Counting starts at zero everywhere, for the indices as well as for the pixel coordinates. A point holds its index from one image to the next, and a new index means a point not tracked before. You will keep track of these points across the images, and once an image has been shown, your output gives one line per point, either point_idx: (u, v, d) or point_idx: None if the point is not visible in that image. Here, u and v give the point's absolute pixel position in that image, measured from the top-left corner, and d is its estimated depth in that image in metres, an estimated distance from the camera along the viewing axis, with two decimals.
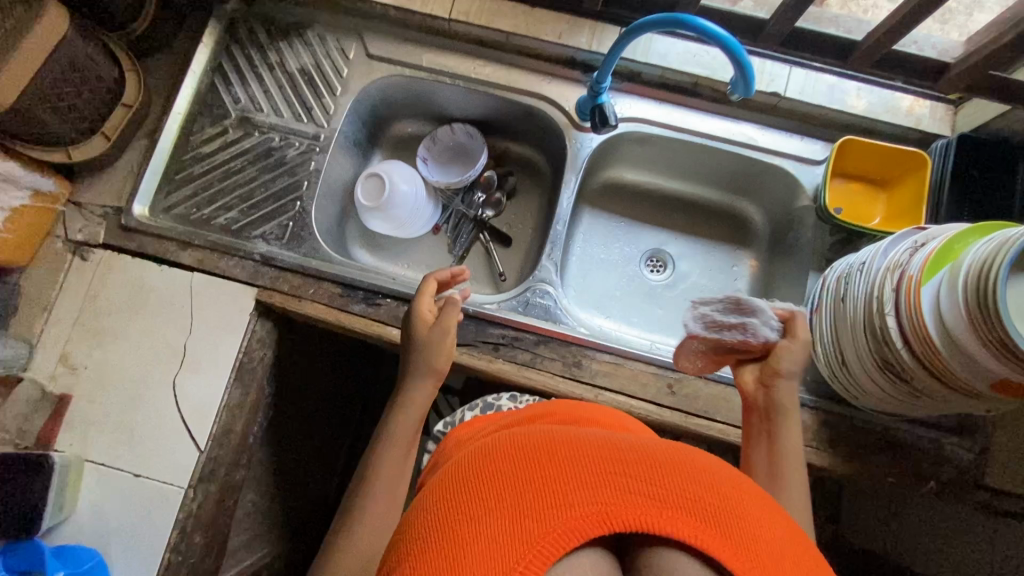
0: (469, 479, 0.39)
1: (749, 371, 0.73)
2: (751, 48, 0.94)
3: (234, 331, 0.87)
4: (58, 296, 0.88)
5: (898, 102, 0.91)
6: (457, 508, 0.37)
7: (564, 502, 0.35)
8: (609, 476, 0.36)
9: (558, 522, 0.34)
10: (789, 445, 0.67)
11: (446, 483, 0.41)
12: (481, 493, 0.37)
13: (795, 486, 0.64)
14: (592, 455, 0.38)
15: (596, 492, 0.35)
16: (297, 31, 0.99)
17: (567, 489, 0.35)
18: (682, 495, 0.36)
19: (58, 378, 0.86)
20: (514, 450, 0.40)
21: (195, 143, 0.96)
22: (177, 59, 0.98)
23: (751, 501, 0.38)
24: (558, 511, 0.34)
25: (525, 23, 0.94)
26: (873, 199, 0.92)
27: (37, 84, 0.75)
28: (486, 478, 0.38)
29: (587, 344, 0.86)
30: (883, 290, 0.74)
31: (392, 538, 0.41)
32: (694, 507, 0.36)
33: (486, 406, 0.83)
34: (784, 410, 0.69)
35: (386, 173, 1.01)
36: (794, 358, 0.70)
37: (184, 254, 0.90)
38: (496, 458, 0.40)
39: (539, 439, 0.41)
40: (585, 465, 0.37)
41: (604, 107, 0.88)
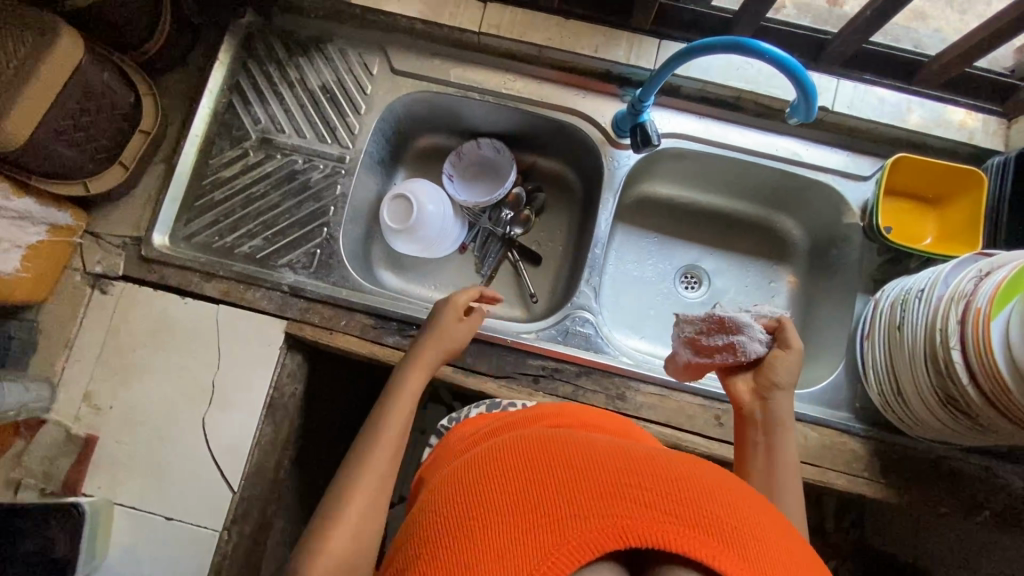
0: (484, 481, 0.40)
1: (744, 379, 0.71)
2: (809, 67, 0.89)
3: (264, 366, 0.84)
4: (79, 332, 0.85)
5: (949, 115, 0.87)
6: (472, 510, 0.38)
7: (580, 513, 0.35)
8: (624, 488, 0.36)
9: (573, 531, 0.34)
10: (785, 456, 0.64)
11: (461, 482, 0.42)
12: (497, 500, 0.38)
13: (789, 494, 0.61)
14: (610, 468, 0.38)
15: (612, 504, 0.35)
16: (317, 45, 0.94)
17: (582, 499, 0.35)
18: (701, 513, 0.35)
19: (82, 418, 0.83)
20: (529, 454, 0.41)
21: (214, 167, 0.91)
22: (193, 78, 0.93)
23: (772, 527, 0.37)
24: (572, 520, 0.34)
25: (559, 35, 0.90)
26: (923, 217, 0.89)
27: (52, 117, 0.71)
28: (502, 480, 0.39)
29: (631, 376, 0.83)
30: (947, 322, 0.70)
31: (408, 537, 0.42)
32: (713, 526, 0.35)
33: (494, 404, 0.77)
34: (777, 418, 0.66)
35: (411, 192, 0.97)
36: (790, 370, 0.68)
37: (208, 286, 0.87)
38: (512, 462, 0.41)
39: (554, 447, 0.42)
40: (601, 476, 0.37)
41: (646, 126, 0.83)
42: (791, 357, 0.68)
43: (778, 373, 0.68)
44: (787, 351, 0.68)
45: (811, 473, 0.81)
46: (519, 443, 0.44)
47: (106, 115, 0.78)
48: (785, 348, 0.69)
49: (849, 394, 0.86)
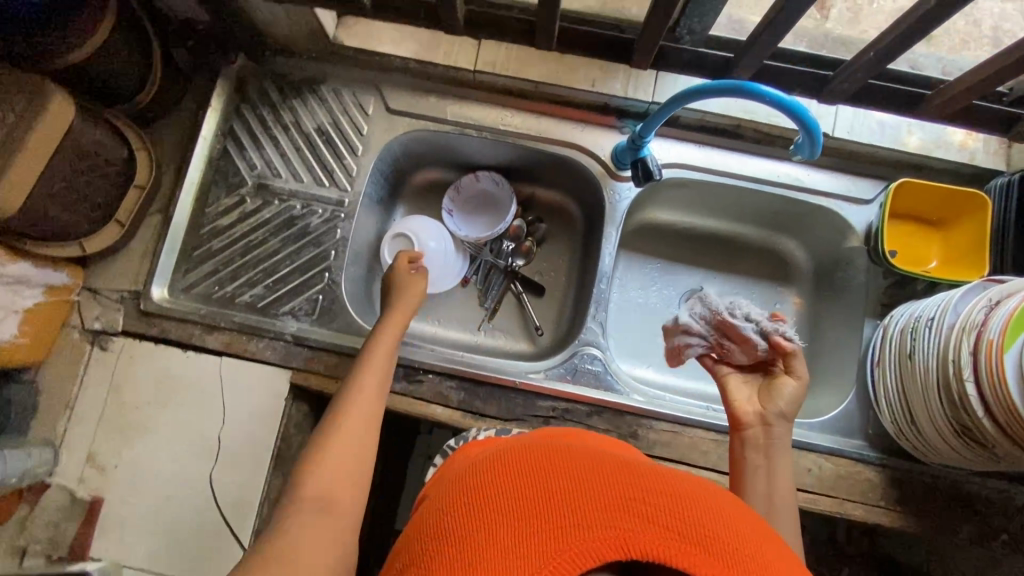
0: (487, 484, 0.41)
1: (745, 395, 0.67)
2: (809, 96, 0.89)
3: (270, 418, 0.82)
4: (80, 391, 0.83)
5: (949, 137, 0.88)
6: (474, 511, 0.39)
7: (583, 521, 0.35)
8: (628, 501, 0.37)
9: (576, 539, 0.35)
10: (781, 492, 0.61)
11: (465, 482, 0.44)
12: (501, 503, 0.39)
13: (786, 522, 0.60)
14: (615, 480, 0.39)
15: (613, 516, 0.36)
16: (311, 86, 0.93)
17: (585, 508, 0.36)
18: (703, 531, 0.36)
19: (87, 480, 0.81)
20: (534, 460, 0.42)
21: (211, 216, 0.90)
22: (186, 125, 0.92)
23: (772, 549, 0.38)
24: (575, 528, 0.35)
25: (556, 70, 0.89)
26: (927, 240, 0.89)
27: (45, 182, 0.70)
28: (505, 484, 0.40)
29: (643, 413, 0.82)
30: (960, 353, 0.70)
31: (410, 535, 0.43)
32: (714, 546, 0.35)
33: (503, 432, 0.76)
34: (778, 443, 0.64)
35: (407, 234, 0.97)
36: (794, 399, 0.65)
37: (209, 338, 0.85)
38: (516, 465, 0.42)
39: (554, 452, 0.43)
40: (605, 487, 0.38)
41: (646, 161, 0.82)
42: (797, 388, 0.65)
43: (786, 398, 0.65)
44: (794, 379, 0.65)
45: (828, 504, 0.81)
46: (522, 448, 0.45)
47: (100, 173, 0.77)
48: (792, 378, 0.66)
49: (862, 422, 0.86)
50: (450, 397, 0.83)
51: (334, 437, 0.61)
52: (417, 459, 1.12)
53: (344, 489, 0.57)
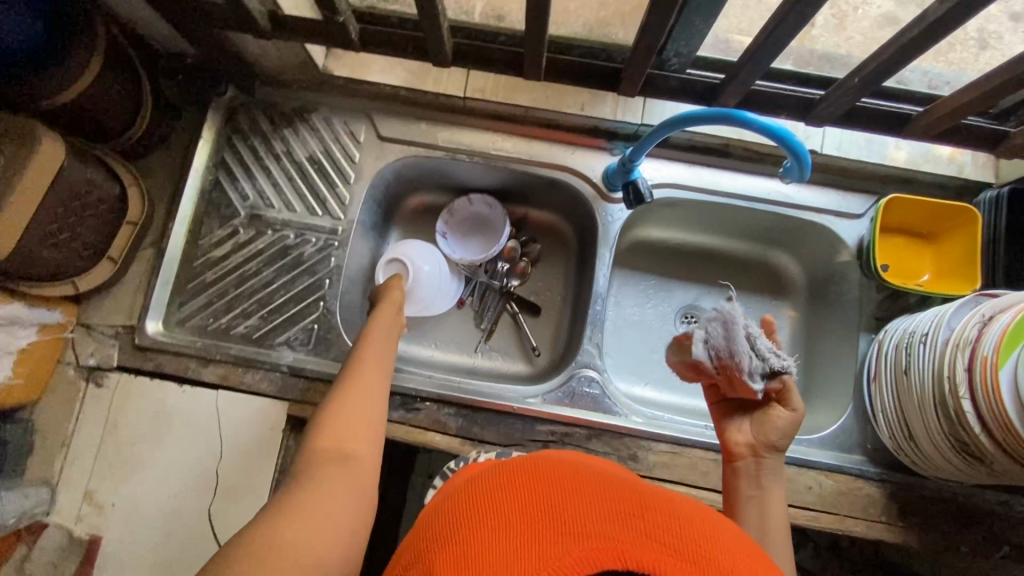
0: (493, 499, 0.44)
1: (738, 427, 0.69)
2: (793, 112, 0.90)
3: (268, 450, 0.82)
4: (75, 428, 0.83)
5: (937, 150, 0.88)
6: (480, 522, 0.42)
7: (583, 531, 0.39)
8: (626, 517, 0.41)
9: (576, 548, 0.38)
10: (773, 523, 0.64)
11: (470, 491, 0.46)
12: (506, 515, 0.42)
13: (781, 546, 0.62)
14: (614, 500, 0.43)
15: (612, 531, 0.39)
16: (301, 115, 0.93)
17: (585, 521, 0.40)
18: (695, 550, 0.39)
19: (84, 519, 0.80)
20: (536, 476, 0.45)
21: (204, 248, 0.90)
22: (178, 157, 0.92)
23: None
24: (576, 537, 0.39)
25: (545, 95, 0.90)
26: (919, 253, 0.89)
27: (38, 223, 0.69)
28: (510, 498, 0.43)
29: (642, 435, 0.82)
30: (955, 370, 0.70)
31: (417, 543, 0.45)
32: (705, 563, 0.38)
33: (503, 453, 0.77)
34: (771, 469, 0.67)
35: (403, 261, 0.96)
36: (787, 431, 0.66)
37: (205, 371, 0.85)
38: (520, 482, 0.45)
39: (554, 471, 0.46)
40: (604, 506, 0.42)
41: (638, 184, 0.83)
42: (791, 420, 0.65)
43: (779, 429, 0.66)
44: (788, 413, 0.66)
45: (829, 521, 0.81)
46: (523, 464, 0.49)
47: (92, 212, 0.77)
48: (786, 410, 0.66)
49: (861, 437, 0.86)
50: (448, 424, 0.83)
51: (344, 399, 0.67)
52: (417, 482, 1.12)
53: (358, 442, 0.63)
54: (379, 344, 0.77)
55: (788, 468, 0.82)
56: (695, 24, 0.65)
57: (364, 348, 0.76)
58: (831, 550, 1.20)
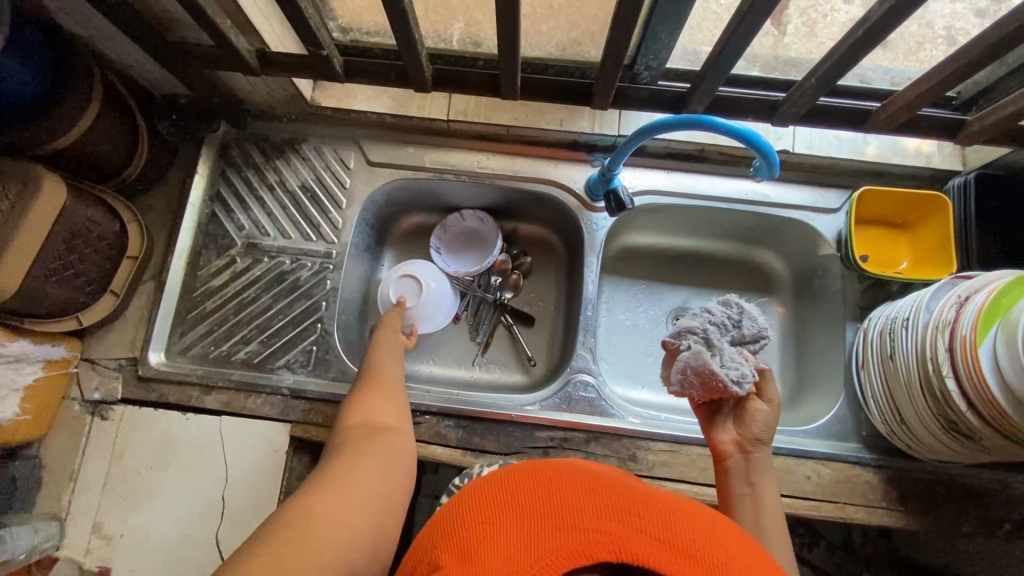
0: (495, 493, 0.46)
1: (724, 427, 0.72)
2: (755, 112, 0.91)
3: (273, 472, 0.83)
4: (83, 462, 0.84)
5: (904, 144, 0.92)
6: (482, 513, 0.44)
7: (578, 526, 0.41)
8: (624, 513, 0.43)
9: (571, 541, 0.40)
10: (769, 514, 0.65)
11: (475, 485, 0.49)
12: (506, 511, 0.44)
13: (777, 540, 0.63)
14: (611, 496, 0.45)
15: (605, 524, 0.41)
16: (292, 146, 0.97)
17: (581, 517, 0.42)
18: (690, 544, 0.41)
19: (93, 551, 0.81)
20: (535, 475, 0.48)
21: (203, 278, 0.93)
22: (175, 192, 0.95)
23: (750, 560, 0.42)
24: (571, 531, 0.41)
25: (525, 113, 0.94)
26: (896, 242, 0.92)
27: (41, 261, 0.72)
28: (513, 491, 0.46)
29: (640, 435, 0.83)
30: (936, 350, 0.72)
31: (426, 530, 0.48)
32: (701, 557, 0.40)
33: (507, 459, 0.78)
34: (758, 456, 0.69)
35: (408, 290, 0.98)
36: (767, 423, 0.69)
37: (208, 398, 0.87)
38: (519, 479, 0.47)
39: (554, 471, 0.48)
40: (600, 503, 0.44)
41: (618, 192, 0.86)
42: (770, 411, 0.69)
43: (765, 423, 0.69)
44: (767, 404, 0.69)
45: (830, 509, 0.82)
46: (527, 462, 0.50)
47: (93, 248, 0.80)
48: (764, 402, 0.70)
49: (855, 424, 0.87)
50: (449, 436, 0.84)
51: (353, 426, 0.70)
52: (425, 502, 1.12)
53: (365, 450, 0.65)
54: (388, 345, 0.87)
55: (786, 460, 0.84)
56: (660, 38, 0.69)
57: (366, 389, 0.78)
58: (844, 548, 1.20)
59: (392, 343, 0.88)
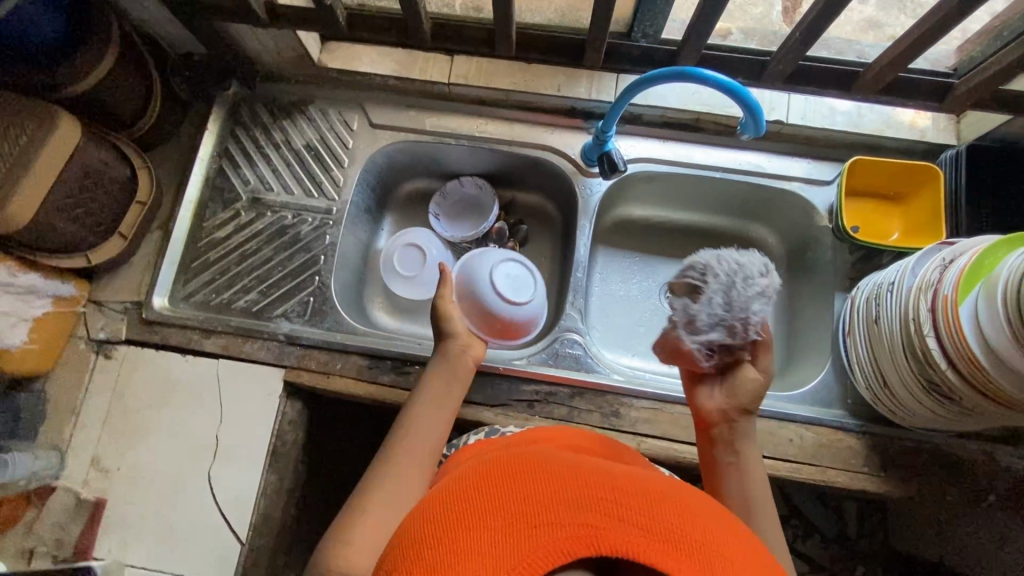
0: (463, 493, 0.43)
1: (708, 397, 0.70)
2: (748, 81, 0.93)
3: (266, 415, 0.86)
4: (86, 397, 0.87)
5: (898, 117, 0.92)
6: (452, 524, 0.40)
7: (553, 521, 0.38)
8: (598, 501, 0.39)
9: (548, 538, 0.37)
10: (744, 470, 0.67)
11: (442, 495, 0.45)
12: (478, 513, 0.40)
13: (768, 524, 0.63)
14: (586, 478, 0.41)
15: (582, 515, 0.38)
16: (298, 108, 1.01)
17: (555, 509, 0.39)
18: (668, 528, 0.38)
19: (91, 483, 0.84)
20: (502, 471, 0.44)
21: (208, 229, 0.96)
22: (185, 147, 0.99)
23: (732, 539, 0.41)
24: (546, 528, 0.38)
25: (524, 78, 0.95)
26: (888, 214, 0.93)
27: (53, 196, 0.76)
28: (481, 490, 0.42)
29: (623, 392, 0.85)
30: (918, 311, 0.73)
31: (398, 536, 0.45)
32: (679, 542, 0.37)
33: (492, 431, 0.77)
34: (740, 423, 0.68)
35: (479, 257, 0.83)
36: (753, 393, 0.67)
37: (207, 341, 0.90)
38: (488, 476, 0.43)
39: (526, 463, 0.44)
40: (577, 490, 0.40)
41: (611, 154, 0.88)
42: (760, 380, 0.67)
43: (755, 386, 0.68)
44: (757, 374, 0.67)
45: (810, 472, 0.82)
46: (497, 459, 0.47)
47: (104, 191, 0.83)
48: (755, 372, 0.68)
49: (841, 392, 0.87)
50: None
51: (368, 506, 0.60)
52: None
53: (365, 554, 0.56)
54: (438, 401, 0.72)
55: (768, 422, 0.84)
56: (655, 3, 0.72)
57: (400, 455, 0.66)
58: (838, 541, 1.19)
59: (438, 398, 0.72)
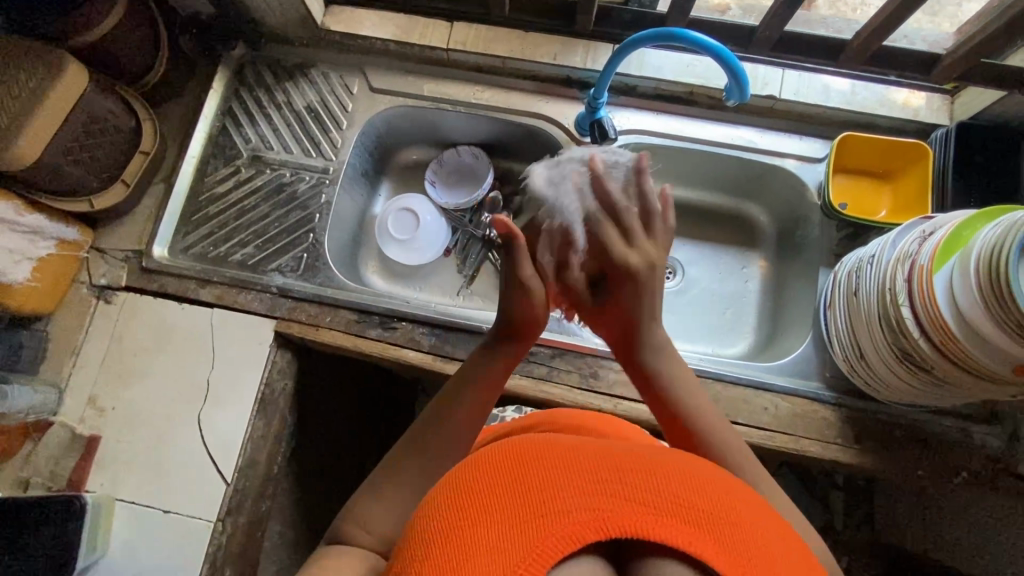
0: (452, 491, 0.37)
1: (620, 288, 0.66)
2: (743, 55, 0.93)
3: (256, 363, 0.89)
4: (85, 339, 0.91)
5: (892, 96, 0.92)
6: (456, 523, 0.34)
7: (557, 507, 0.34)
8: (601, 482, 0.35)
9: (556, 528, 0.33)
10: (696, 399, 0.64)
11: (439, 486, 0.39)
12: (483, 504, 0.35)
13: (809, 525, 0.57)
14: (589, 453, 0.37)
15: (590, 499, 0.34)
16: (301, 71, 1.03)
17: (560, 494, 0.34)
18: (682, 504, 0.35)
19: (87, 420, 0.87)
20: (498, 455, 0.38)
21: (209, 184, 0.99)
22: (189, 104, 1.02)
23: (745, 502, 0.38)
24: (552, 516, 0.33)
25: (520, 46, 0.97)
26: (878, 193, 0.93)
27: (59, 138, 0.79)
28: (475, 482, 0.36)
29: (602, 355, 0.87)
30: (895, 281, 0.73)
31: (395, 548, 0.39)
32: (691, 514, 0.34)
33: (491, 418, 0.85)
34: (650, 327, 0.67)
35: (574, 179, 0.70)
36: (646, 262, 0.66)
37: (202, 291, 0.92)
38: (474, 466, 0.38)
39: (516, 446, 0.39)
40: (583, 470, 0.36)
41: (604, 122, 0.91)
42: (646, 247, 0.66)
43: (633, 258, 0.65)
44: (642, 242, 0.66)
45: (783, 441, 0.83)
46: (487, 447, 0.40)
47: (109, 138, 0.86)
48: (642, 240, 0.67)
49: (819, 365, 0.89)
50: (422, 342, 0.89)
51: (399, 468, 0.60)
52: None
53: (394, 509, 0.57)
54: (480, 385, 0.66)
55: (745, 390, 0.85)
56: None
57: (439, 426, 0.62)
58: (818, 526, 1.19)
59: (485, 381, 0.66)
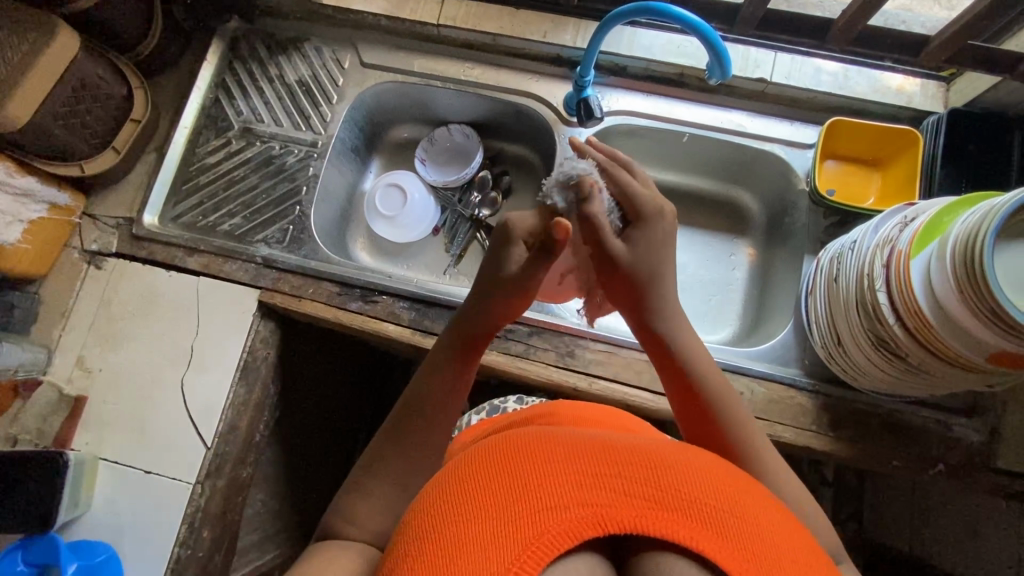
0: (451, 490, 0.38)
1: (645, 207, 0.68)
2: (730, 36, 0.94)
3: (239, 331, 0.90)
4: (75, 303, 0.93)
5: (886, 82, 0.91)
6: (449, 519, 0.36)
7: (554, 504, 0.35)
8: (600, 478, 0.36)
9: (550, 523, 0.34)
10: (703, 364, 0.63)
11: (437, 485, 0.40)
12: (479, 502, 0.36)
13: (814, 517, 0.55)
14: (586, 449, 0.38)
15: (587, 494, 0.35)
16: (295, 44, 1.04)
17: (554, 491, 0.35)
18: (679, 497, 0.36)
19: (74, 380, 0.90)
20: (495, 455, 0.39)
21: (200, 155, 1.01)
22: (183, 76, 1.03)
23: (746, 490, 0.39)
24: (548, 512, 0.35)
25: (510, 23, 0.97)
26: (868, 181, 0.92)
27: (50, 101, 0.80)
28: (469, 486, 0.38)
29: (580, 334, 0.87)
30: (873, 268, 0.72)
31: (391, 543, 0.40)
32: (686, 507, 0.36)
33: (493, 409, 0.88)
34: (662, 295, 0.65)
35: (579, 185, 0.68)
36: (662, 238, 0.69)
37: (189, 259, 0.94)
38: (473, 467, 0.39)
39: (514, 444, 0.40)
40: (578, 466, 0.37)
41: (589, 100, 0.90)
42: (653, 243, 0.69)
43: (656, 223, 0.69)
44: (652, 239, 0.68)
45: (758, 426, 0.83)
46: (484, 447, 0.42)
47: (100, 104, 0.88)
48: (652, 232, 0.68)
49: (799, 352, 0.88)
50: (402, 316, 0.90)
51: (381, 459, 0.60)
52: None
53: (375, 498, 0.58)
54: (444, 370, 0.64)
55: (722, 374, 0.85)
56: None
57: (411, 414, 0.62)
58: None
59: (447, 368, 0.64)
